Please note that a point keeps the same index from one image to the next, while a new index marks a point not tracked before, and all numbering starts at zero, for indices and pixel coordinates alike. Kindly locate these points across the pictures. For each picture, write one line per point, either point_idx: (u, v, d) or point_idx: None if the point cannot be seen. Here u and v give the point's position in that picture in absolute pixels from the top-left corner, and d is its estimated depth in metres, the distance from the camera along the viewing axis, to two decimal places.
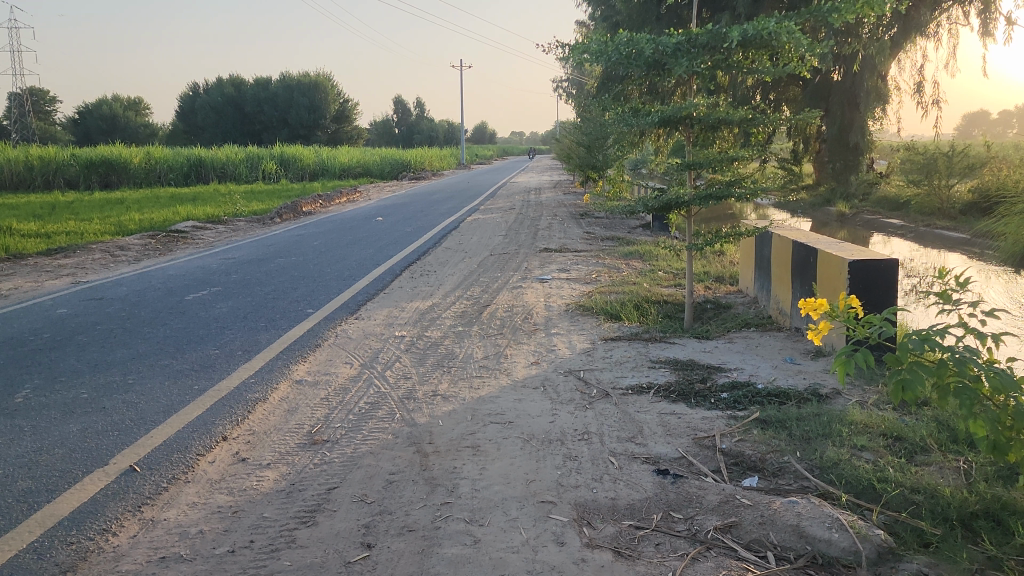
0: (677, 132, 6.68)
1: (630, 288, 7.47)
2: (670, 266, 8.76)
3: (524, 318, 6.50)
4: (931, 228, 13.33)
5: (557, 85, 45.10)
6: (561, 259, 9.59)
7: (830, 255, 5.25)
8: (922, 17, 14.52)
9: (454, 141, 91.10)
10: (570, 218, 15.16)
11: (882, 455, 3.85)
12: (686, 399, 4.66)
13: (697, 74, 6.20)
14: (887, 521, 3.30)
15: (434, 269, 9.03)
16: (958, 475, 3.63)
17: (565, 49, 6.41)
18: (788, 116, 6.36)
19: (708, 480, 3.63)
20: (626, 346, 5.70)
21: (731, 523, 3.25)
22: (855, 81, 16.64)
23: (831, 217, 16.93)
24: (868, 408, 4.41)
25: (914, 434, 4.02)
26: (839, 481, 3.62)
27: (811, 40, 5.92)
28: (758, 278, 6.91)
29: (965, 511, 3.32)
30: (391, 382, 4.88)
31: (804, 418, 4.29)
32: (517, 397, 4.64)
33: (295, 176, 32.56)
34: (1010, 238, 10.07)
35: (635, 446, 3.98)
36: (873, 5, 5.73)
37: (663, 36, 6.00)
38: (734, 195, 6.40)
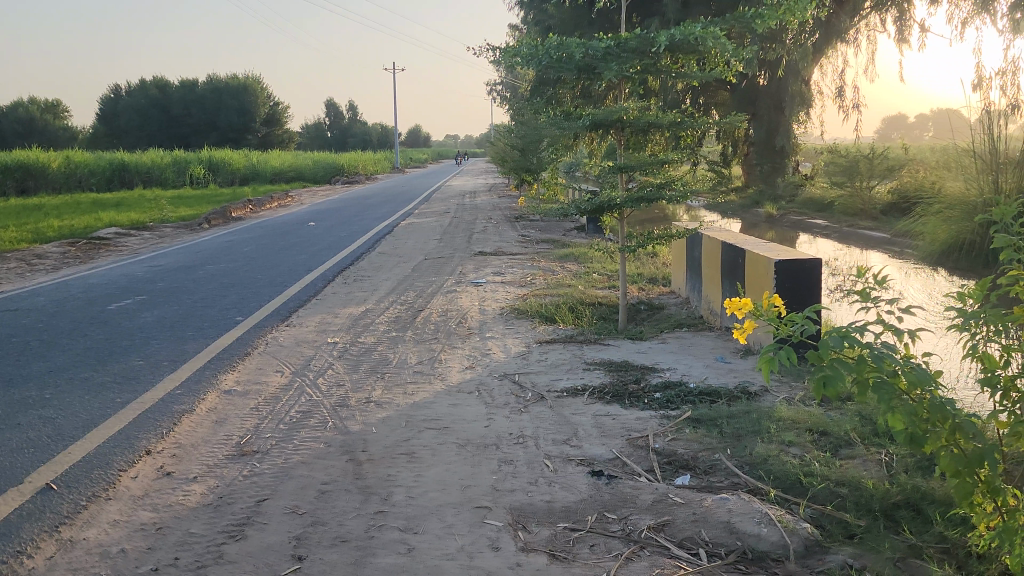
0: (609, 135, 6.74)
1: (564, 291, 7.52)
2: (604, 269, 8.85)
3: (459, 323, 6.48)
4: (854, 229, 13.77)
5: (491, 89, 45.17)
6: (496, 263, 9.58)
7: (758, 256, 5.37)
8: (841, 25, 14.99)
9: (388, 144, 90.44)
10: (505, 222, 15.18)
11: (809, 449, 3.96)
12: (621, 400, 4.70)
13: (627, 78, 6.28)
14: (814, 515, 3.39)
15: (368, 274, 8.92)
16: (880, 468, 3.76)
17: (497, 52, 6.40)
18: (715, 120, 6.49)
19: (641, 479, 3.67)
20: (561, 349, 5.72)
21: (664, 522, 3.28)
22: (781, 85, 17.12)
23: (760, 218, 17.34)
24: (795, 405, 4.53)
25: (839, 429, 4.17)
26: (768, 477, 3.71)
27: (735, 45, 6.07)
28: (690, 279, 7.03)
29: (887, 502, 3.46)
30: (324, 390, 4.80)
31: (735, 416, 4.37)
32: (453, 403, 4.61)
33: (224, 180, 31.84)
34: (927, 237, 10.48)
35: (570, 448, 4.00)
36: (795, 12, 5.87)
37: (593, 40, 6.04)
38: (664, 197, 6.50)
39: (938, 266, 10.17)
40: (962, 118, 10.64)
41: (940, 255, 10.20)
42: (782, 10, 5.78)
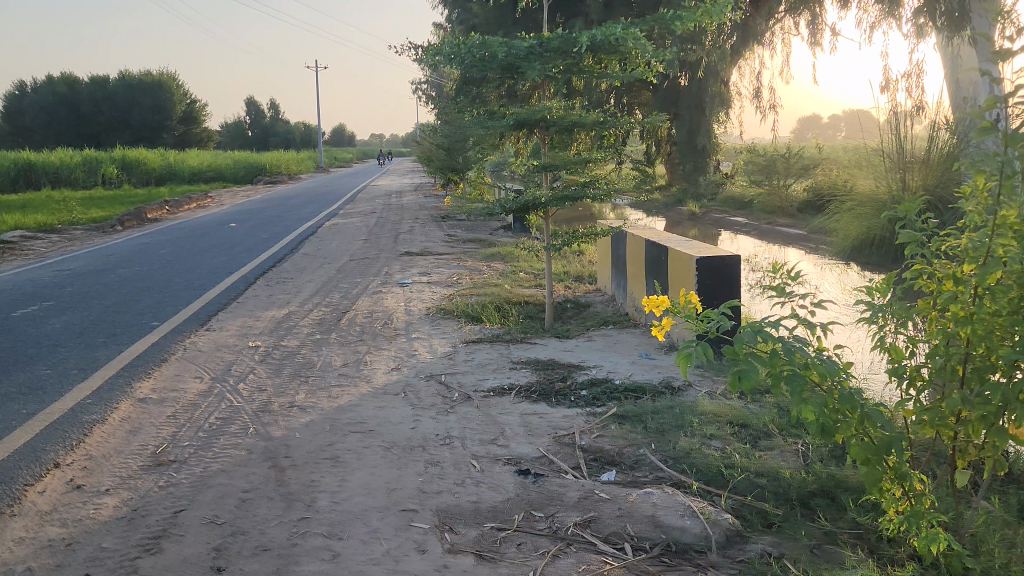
0: (533, 134, 6.76)
1: (491, 290, 7.52)
2: (530, 268, 8.89)
3: (385, 324, 6.42)
4: (773, 226, 14.17)
5: (417, 88, 44.83)
6: (423, 263, 9.51)
7: (680, 254, 5.47)
8: (758, 27, 15.39)
9: (313, 143, 89.01)
10: (431, 222, 15.10)
11: (730, 442, 4.05)
12: (547, 398, 4.72)
13: (550, 77, 6.32)
14: (734, 505, 3.48)
15: (291, 276, 8.74)
16: (797, 458, 3.88)
17: (419, 50, 6.35)
18: (637, 120, 6.58)
19: (568, 476, 3.70)
20: (488, 348, 5.71)
21: (590, 518, 3.31)
22: (701, 86, 17.49)
23: (683, 216, 17.68)
24: (717, 399, 4.64)
25: (758, 421, 4.29)
26: (690, 470, 3.78)
27: (655, 46, 6.17)
28: (615, 277, 7.12)
29: (804, 491, 3.57)
30: (245, 395, 4.68)
31: (659, 411, 4.45)
32: (378, 405, 4.55)
33: (139, 181, 30.77)
34: (840, 233, 10.86)
35: (497, 448, 4.00)
36: (712, 15, 6.00)
37: (515, 39, 6.05)
38: (588, 196, 6.57)
39: (850, 261, 10.55)
40: (873, 119, 11.08)
41: (853, 250, 10.57)
42: (700, 12, 5.90)
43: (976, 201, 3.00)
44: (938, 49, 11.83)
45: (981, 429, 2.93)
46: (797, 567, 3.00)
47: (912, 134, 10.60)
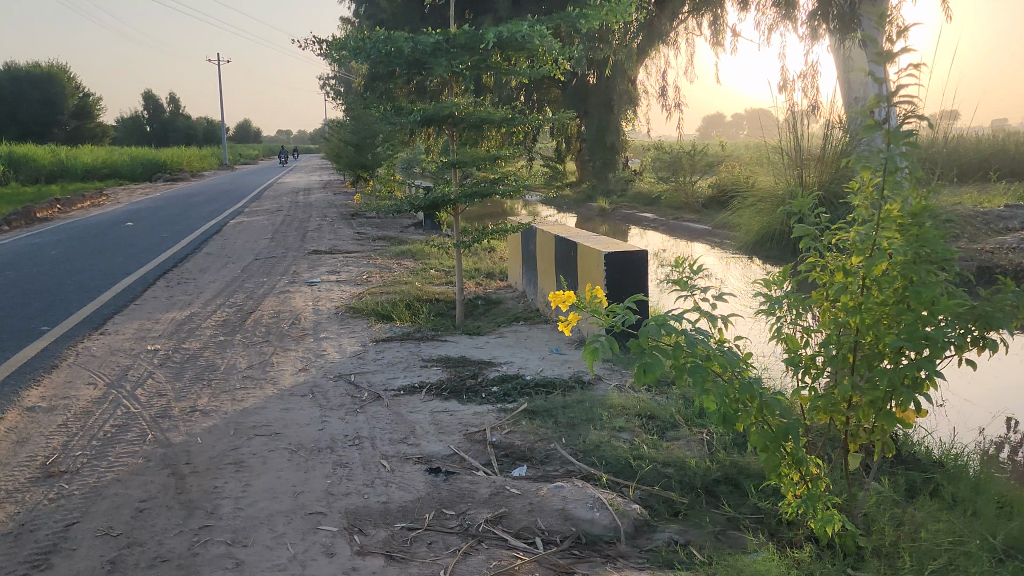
0: (442, 131, 6.73)
1: (401, 288, 7.45)
2: (441, 265, 8.84)
3: (292, 324, 6.27)
4: (679, 221, 14.50)
5: (324, 83, 43.98)
6: (331, 261, 9.34)
7: (588, 249, 5.54)
8: (663, 27, 15.66)
9: (217, 140, 86.34)
10: (340, 220, 14.84)
11: (637, 434, 4.13)
12: (458, 396, 4.70)
13: (457, 73, 6.29)
14: (642, 496, 3.54)
15: (192, 276, 8.45)
16: (702, 447, 4.00)
17: (322, 44, 6.22)
18: (545, 117, 6.63)
19: (478, 473, 3.69)
20: (397, 347, 5.65)
21: (501, 514, 3.31)
22: (608, 84, 17.75)
23: (593, 212, 17.96)
24: (625, 392, 4.72)
25: (665, 412, 4.39)
26: (600, 462, 3.83)
27: (561, 44, 6.24)
28: (525, 273, 7.15)
29: (708, 478, 3.68)
30: (143, 401, 4.49)
31: (569, 405, 4.49)
32: (284, 407, 4.44)
33: (28, 178, 29.19)
34: (743, 229, 11.21)
35: (407, 447, 3.96)
36: (616, 14, 6.08)
37: (422, 34, 6.00)
38: (497, 192, 6.58)
39: (752, 255, 10.90)
40: (772, 118, 11.46)
41: (755, 245, 10.92)
42: (605, 11, 5.98)
43: (864, 196, 3.13)
44: (831, 51, 12.32)
45: (871, 414, 3.06)
46: (702, 553, 3.08)
47: (808, 132, 11.01)
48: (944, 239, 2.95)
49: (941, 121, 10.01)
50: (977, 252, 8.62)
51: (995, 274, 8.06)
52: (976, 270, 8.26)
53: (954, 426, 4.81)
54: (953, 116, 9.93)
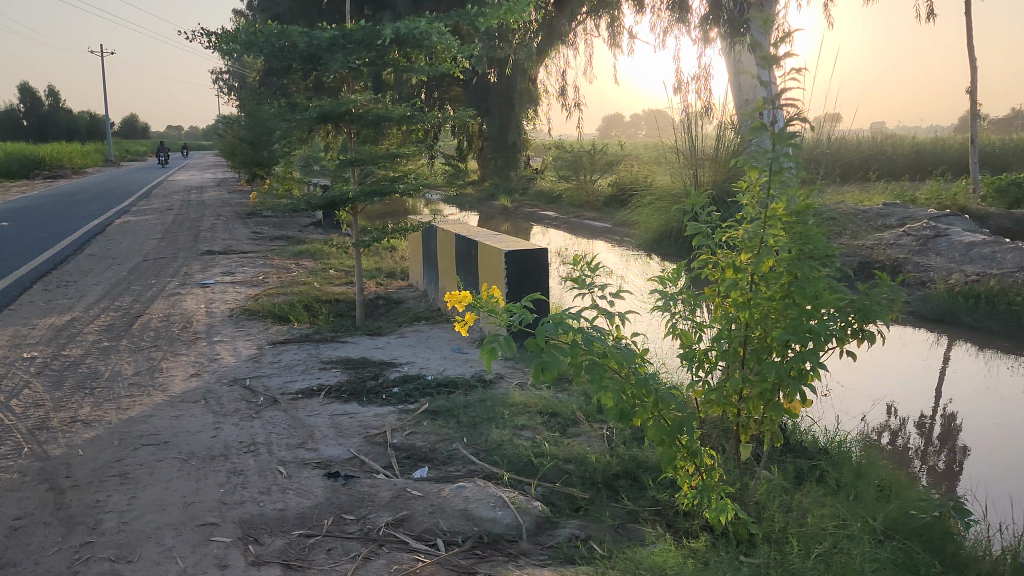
0: (341, 128, 6.60)
1: (299, 289, 7.27)
2: (341, 265, 8.68)
3: (182, 327, 6.03)
4: (580, 219, 14.71)
5: (217, 77, 42.46)
6: (225, 262, 9.04)
7: (489, 248, 5.55)
8: (562, 28, 15.79)
9: (103, 135, 82.29)
10: (235, 219, 14.38)
11: (539, 432, 4.16)
12: (358, 398, 4.62)
13: (354, 69, 6.18)
14: (544, 492, 3.57)
15: (72, 279, 8.01)
16: (602, 442, 4.07)
17: (212, 37, 6.01)
18: (445, 115, 6.59)
19: (378, 477, 3.63)
20: (295, 349, 5.51)
21: (402, 517, 3.26)
22: (509, 83, 17.84)
23: (495, 210, 18.03)
24: (527, 390, 4.74)
25: (566, 409, 4.44)
26: (502, 461, 3.83)
27: (460, 43, 6.22)
28: (427, 272, 7.11)
29: (608, 473, 3.75)
30: (18, 412, 4.23)
31: (471, 405, 4.48)
32: (174, 415, 4.26)
33: None
34: (642, 227, 11.47)
35: (305, 452, 3.87)
36: (514, 13, 6.10)
37: (317, 29, 5.87)
38: (397, 190, 6.50)
39: (651, 252, 11.16)
40: (668, 118, 11.75)
41: (652, 242, 11.19)
42: (504, 10, 5.98)
43: (752, 196, 3.24)
44: (722, 54, 12.73)
45: (760, 405, 3.17)
46: (602, 547, 3.13)
47: (703, 132, 11.34)
48: (826, 236, 3.09)
49: (824, 124, 10.50)
50: (858, 249, 9.07)
51: (874, 269, 8.51)
52: (857, 265, 8.71)
53: (838, 415, 5.06)
54: (835, 119, 10.42)
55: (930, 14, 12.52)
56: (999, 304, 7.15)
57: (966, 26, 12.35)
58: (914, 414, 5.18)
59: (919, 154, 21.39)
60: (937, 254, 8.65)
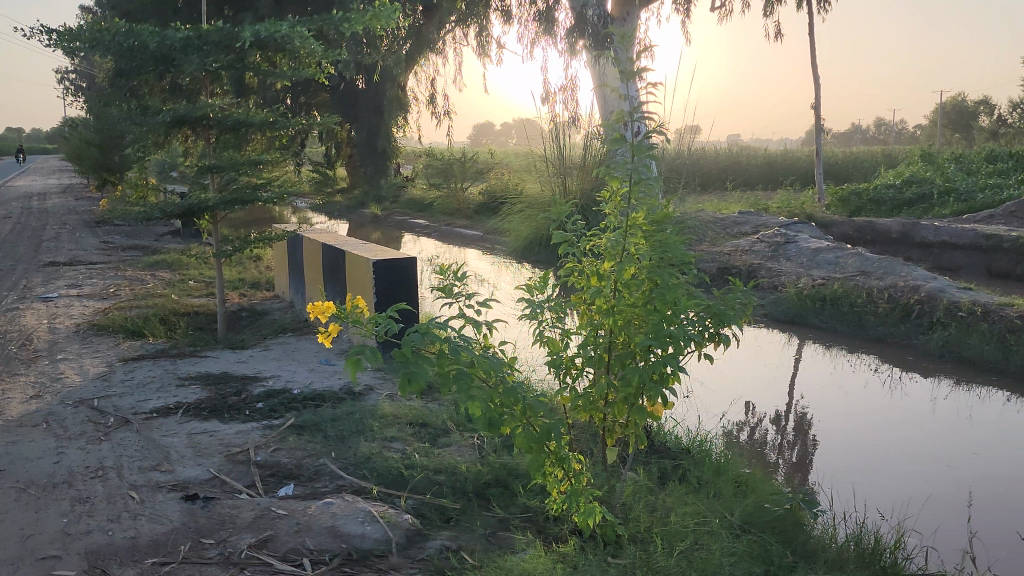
0: (198, 133, 6.31)
1: (155, 301, 6.89)
2: (201, 276, 8.30)
3: (22, 345, 5.59)
4: (451, 227, 14.73)
5: (65, 73, 39.82)
6: (70, 274, 8.46)
7: (357, 256, 5.45)
8: (430, 36, 15.72)
9: None
10: (83, 227, 13.50)
11: (409, 443, 4.11)
12: (219, 415, 4.42)
13: (212, 72, 5.93)
14: (414, 505, 3.53)
15: None
16: (473, 451, 4.07)
17: (51, 35, 5.62)
18: (310, 121, 6.43)
19: (240, 497, 3.47)
20: (149, 366, 5.21)
21: (265, 537, 3.12)
22: (378, 90, 17.64)
23: (365, 219, 17.78)
24: (396, 401, 4.67)
25: (437, 419, 4.41)
26: (371, 475, 3.76)
27: (325, 48, 6.08)
28: (293, 283, 6.91)
29: (479, 482, 3.75)
30: None
31: (338, 418, 4.37)
32: (9, 441, 3.93)
33: None
34: (513, 234, 11.59)
35: (160, 474, 3.66)
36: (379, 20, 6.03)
37: (170, 29, 5.59)
38: (260, 198, 6.28)
39: (522, 259, 11.31)
40: (536, 127, 11.92)
41: (523, 249, 11.33)
42: (368, 16, 5.89)
43: (614, 205, 3.32)
44: (588, 67, 13.04)
45: (625, 409, 3.25)
46: (473, 558, 3.12)
47: (570, 142, 11.58)
48: (683, 244, 3.22)
49: (685, 135, 10.94)
50: (716, 255, 9.52)
51: (730, 275, 8.96)
52: (715, 271, 9.12)
53: (700, 415, 5.27)
54: (694, 131, 10.91)
55: (777, 34, 13.34)
56: (842, 305, 7.67)
57: (810, 46, 13.22)
58: (769, 412, 5.47)
59: (771, 165, 22.70)
60: (787, 259, 9.18)
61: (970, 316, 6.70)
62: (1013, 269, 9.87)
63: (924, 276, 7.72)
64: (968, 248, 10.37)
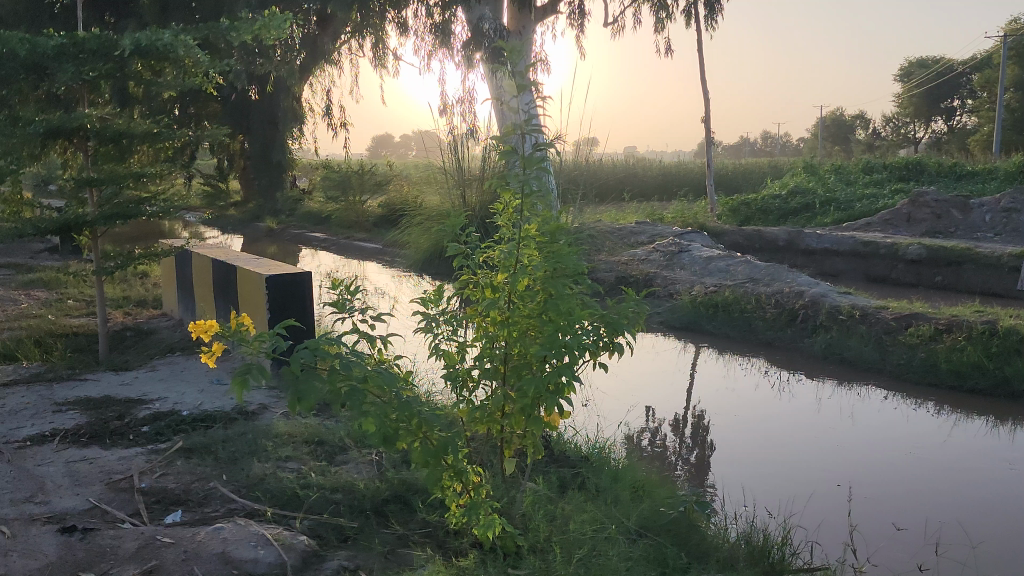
0: (74, 145, 6.00)
1: (30, 322, 6.50)
2: (81, 295, 7.89)
3: None
4: (350, 240, 14.55)
5: None
6: None
7: (249, 272, 5.29)
8: (325, 47, 15.47)
9: None
10: None
11: (305, 462, 4.01)
12: (100, 441, 4.20)
13: (89, 81, 5.66)
14: (310, 525, 3.44)
15: None
16: (371, 468, 4.00)
17: None
18: (197, 132, 6.21)
19: (123, 526, 3.30)
20: (22, 391, 4.91)
21: (150, 568, 2.97)
22: (272, 101, 17.24)
23: (260, 233, 17.33)
24: (291, 419, 4.56)
25: (333, 436, 4.32)
26: (265, 497, 3.64)
27: (212, 57, 5.89)
28: (182, 300, 6.66)
29: (377, 499, 3.69)
30: None
31: (230, 439, 4.21)
32: None
33: None
34: (412, 247, 11.55)
35: (35, 506, 3.44)
36: (270, 31, 5.89)
37: (42, 36, 5.32)
38: (144, 212, 6.03)
39: (422, 272, 11.29)
40: (434, 139, 11.91)
41: (425, 262, 11.30)
42: (257, 26, 5.74)
43: (507, 217, 3.34)
44: (485, 79, 13.10)
45: (522, 420, 3.26)
46: None
47: (469, 154, 11.62)
48: (576, 255, 3.28)
49: (581, 148, 11.13)
50: (613, 265, 9.71)
51: (625, 284, 9.18)
52: (612, 280, 9.30)
53: (599, 422, 5.35)
54: (590, 143, 11.12)
55: (667, 49, 13.76)
56: (732, 312, 7.92)
57: (698, 62, 13.68)
58: (666, 417, 5.60)
59: (665, 176, 23.41)
60: (681, 268, 9.45)
61: (850, 319, 7.06)
62: (889, 274, 10.54)
63: (807, 282, 8.12)
64: (847, 255, 10.93)
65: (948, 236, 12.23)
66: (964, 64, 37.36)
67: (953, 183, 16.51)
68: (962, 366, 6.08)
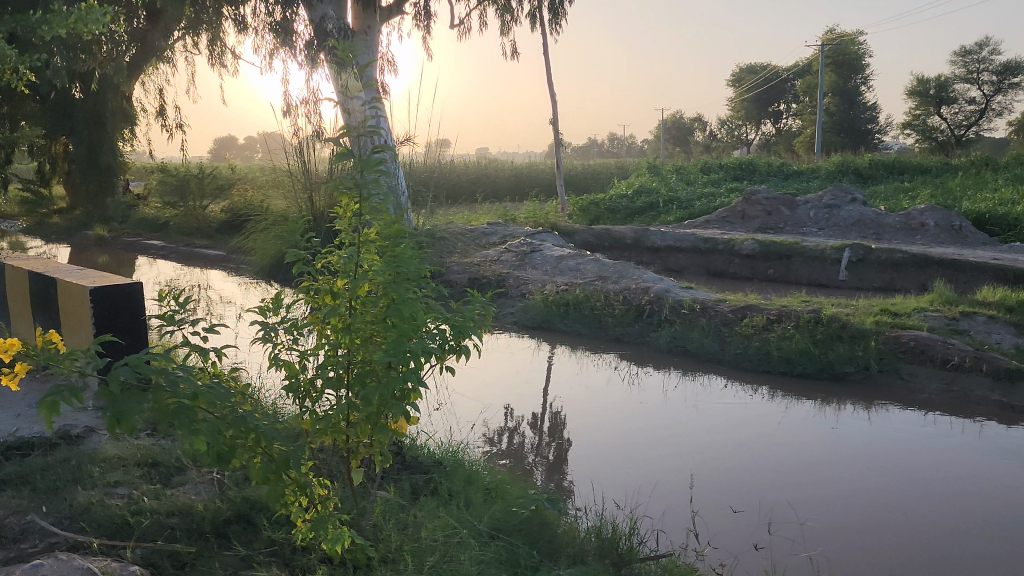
0: None
1: None
2: None
3: None
4: (190, 247, 13.89)
5: None
6: None
7: (69, 284, 4.90)
8: (156, 43, 14.62)
9: None
10: None
11: (137, 486, 3.75)
12: None
13: None
14: (143, 554, 3.21)
15: None
16: (211, 488, 3.80)
17: None
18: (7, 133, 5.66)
19: None
20: None
21: None
22: (98, 99, 16.01)
23: (91, 242, 16.21)
24: (122, 441, 4.26)
25: (169, 456, 4.07)
26: (91, 527, 3.38)
27: (20, 52, 5.38)
28: None
29: (218, 520, 3.50)
30: None
31: (50, 467, 3.89)
32: None
33: None
34: (258, 253, 11.15)
35: None
36: (88, 25, 5.44)
37: None
38: None
39: (269, 279, 10.95)
40: (277, 140, 11.50)
41: (271, 268, 10.98)
42: (72, 19, 5.26)
43: (346, 220, 3.24)
44: (330, 80, 12.79)
45: (368, 428, 3.16)
46: None
47: (315, 157, 11.31)
48: (418, 258, 3.22)
49: (432, 150, 11.04)
50: (465, 266, 9.73)
51: (475, 284, 9.25)
52: (464, 282, 9.33)
53: (451, 425, 5.31)
54: (441, 144, 11.08)
55: (513, 52, 13.93)
56: (582, 309, 8.12)
57: (544, 64, 13.94)
58: (519, 415, 5.64)
59: (517, 177, 23.74)
60: (532, 268, 9.59)
61: (690, 313, 7.40)
62: (726, 268, 11.14)
63: (653, 278, 8.44)
64: (689, 251, 11.47)
65: (777, 232, 13.06)
66: (789, 70, 40.09)
67: (781, 181, 17.66)
68: (792, 353, 6.48)
